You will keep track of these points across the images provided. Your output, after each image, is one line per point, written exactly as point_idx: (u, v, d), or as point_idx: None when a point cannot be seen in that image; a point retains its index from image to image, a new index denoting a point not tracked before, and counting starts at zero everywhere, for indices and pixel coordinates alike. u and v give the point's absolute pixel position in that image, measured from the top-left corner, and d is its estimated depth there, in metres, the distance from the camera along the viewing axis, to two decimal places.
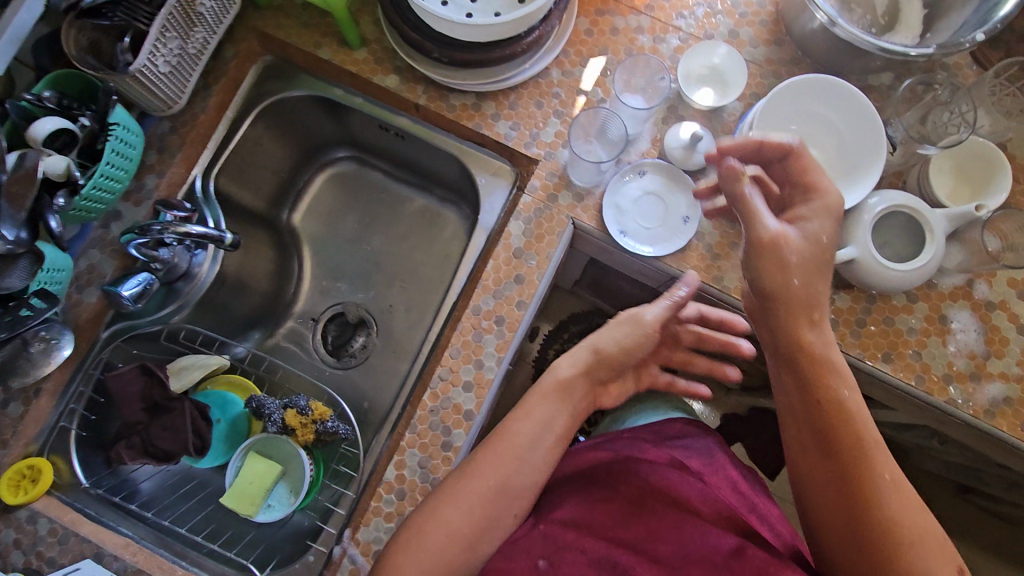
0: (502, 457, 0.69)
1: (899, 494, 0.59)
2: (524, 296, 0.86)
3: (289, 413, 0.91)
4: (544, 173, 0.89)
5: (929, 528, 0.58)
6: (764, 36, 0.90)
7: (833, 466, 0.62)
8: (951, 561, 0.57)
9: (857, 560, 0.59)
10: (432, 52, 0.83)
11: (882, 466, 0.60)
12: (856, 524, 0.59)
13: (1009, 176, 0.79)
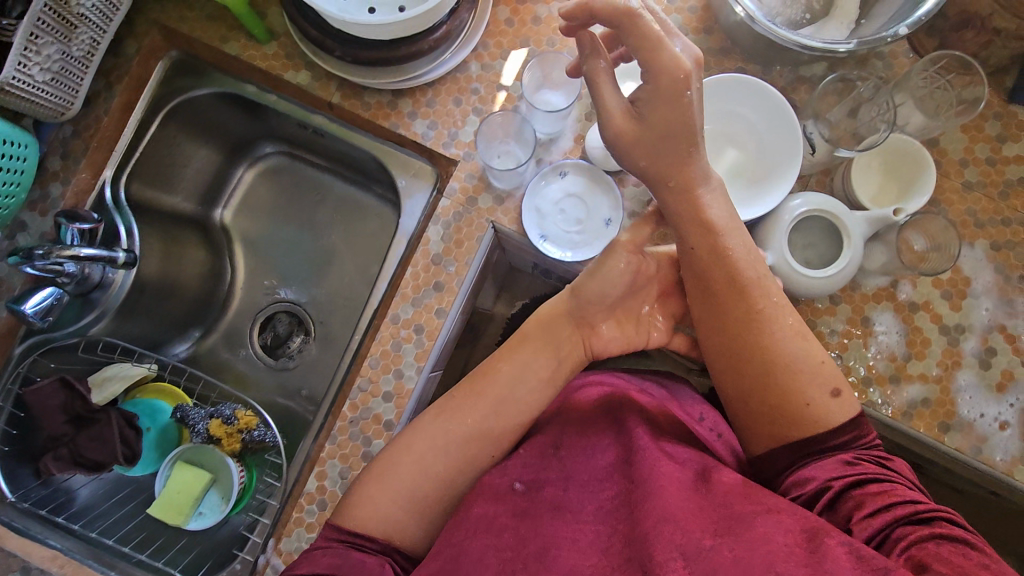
0: (447, 424, 0.69)
1: (786, 341, 0.63)
2: (443, 304, 0.84)
3: (213, 423, 0.90)
4: (464, 175, 0.85)
5: (813, 361, 0.63)
6: (693, 24, 0.85)
7: (734, 351, 0.65)
8: (834, 383, 0.62)
9: (761, 410, 0.64)
10: (334, 50, 0.78)
11: (767, 314, 0.64)
12: (753, 375, 0.64)
13: (933, 174, 0.76)
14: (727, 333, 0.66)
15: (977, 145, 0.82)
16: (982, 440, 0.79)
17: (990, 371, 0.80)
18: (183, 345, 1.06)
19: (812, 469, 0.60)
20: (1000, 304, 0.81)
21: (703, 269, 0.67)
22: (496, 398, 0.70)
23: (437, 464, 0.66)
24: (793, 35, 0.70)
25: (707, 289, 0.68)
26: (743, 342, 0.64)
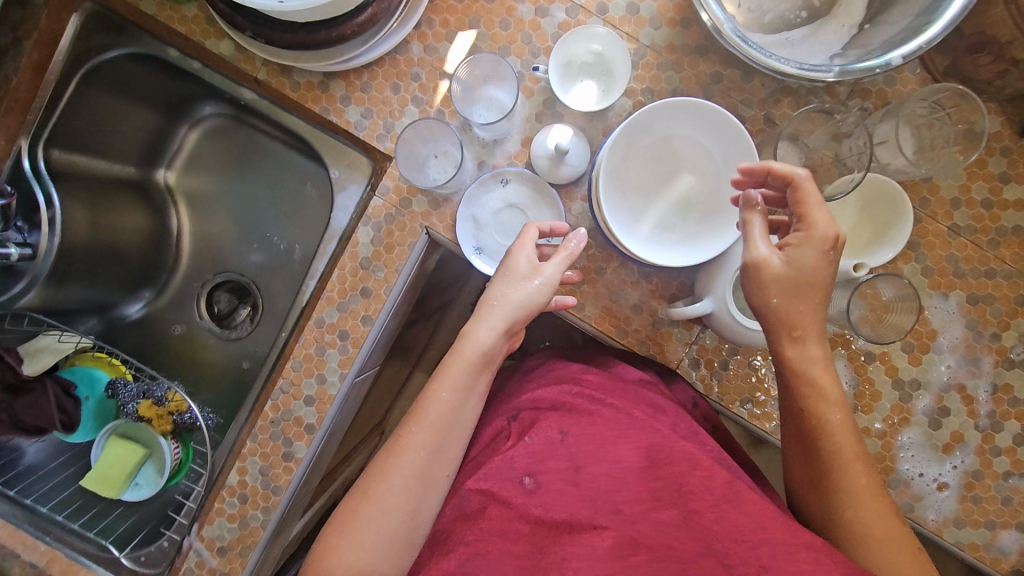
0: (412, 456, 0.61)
1: (869, 492, 0.57)
2: (370, 311, 0.80)
3: (144, 404, 0.94)
4: (398, 173, 0.77)
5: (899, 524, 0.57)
6: (669, 15, 0.73)
7: (813, 480, 0.60)
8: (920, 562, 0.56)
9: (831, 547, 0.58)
10: (245, 30, 0.69)
11: (857, 460, 0.58)
12: (829, 507, 0.58)
13: (910, 223, 0.67)
14: (811, 479, 0.60)
15: (974, 184, 0.71)
16: (915, 498, 0.74)
17: (938, 431, 0.74)
18: (138, 306, 1.05)
19: None
20: (965, 362, 0.73)
21: (795, 398, 0.61)
22: (442, 424, 0.63)
23: (400, 505, 0.60)
24: (763, 56, 0.64)
25: (792, 438, 0.63)
26: (824, 482, 0.59)
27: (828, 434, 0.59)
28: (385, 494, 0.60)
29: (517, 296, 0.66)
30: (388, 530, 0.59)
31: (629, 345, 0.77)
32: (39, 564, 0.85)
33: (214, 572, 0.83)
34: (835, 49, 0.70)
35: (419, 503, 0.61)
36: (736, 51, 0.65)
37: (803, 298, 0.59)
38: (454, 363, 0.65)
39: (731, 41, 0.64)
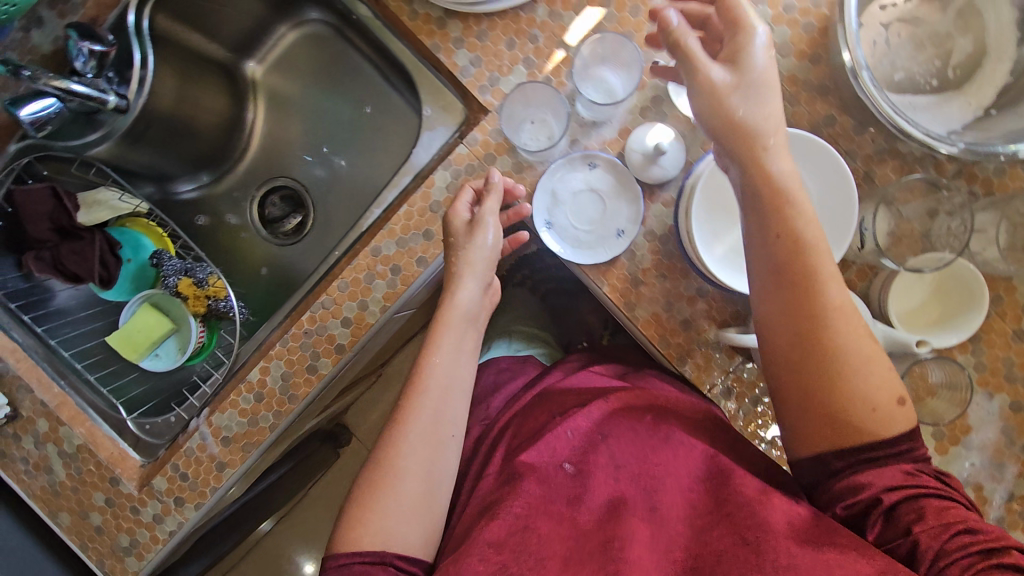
0: (423, 423, 0.65)
1: (846, 324, 0.55)
2: (427, 254, 0.80)
3: (184, 281, 0.94)
4: (491, 128, 0.77)
5: (871, 356, 0.56)
6: (801, 46, 0.73)
7: (794, 325, 0.56)
8: (893, 390, 0.56)
9: (808, 396, 0.56)
10: None
11: (834, 289, 0.56)
12: (809, 350, 0.56)
13: (971, 324, 0.69)
14: (789, 317, 0.57)
15: None
16: None
17: None
18: (192, 186, 1.07)
19: (869, 475, 0.55)
20: (989, 464, 0.73)
21: (776, 249, 0.57)
22: (440, 389, 0.67)
23: (417, 458, 0.63)
24: (894, 113, 0.63)
25: (761, 263, 0.58)
26: (804, 328, 0.56)
27: (806, 256, 0.56)
28: (404, 462, 0.63)
29: (474, 255, 0.73)
30: (412, 498, 0.61)
31: (667, 356, 0.77)
32: (49, 405, 0.87)
33: (214, 458, 0.85)
34: (956, 125, 0.70)
35: (431, 456, 0.64)
36: (866, 99, 0.65)
37: (763, 96, 0.59)
38: (444, 330, 0.71)
39: (867, 92, 0.64)
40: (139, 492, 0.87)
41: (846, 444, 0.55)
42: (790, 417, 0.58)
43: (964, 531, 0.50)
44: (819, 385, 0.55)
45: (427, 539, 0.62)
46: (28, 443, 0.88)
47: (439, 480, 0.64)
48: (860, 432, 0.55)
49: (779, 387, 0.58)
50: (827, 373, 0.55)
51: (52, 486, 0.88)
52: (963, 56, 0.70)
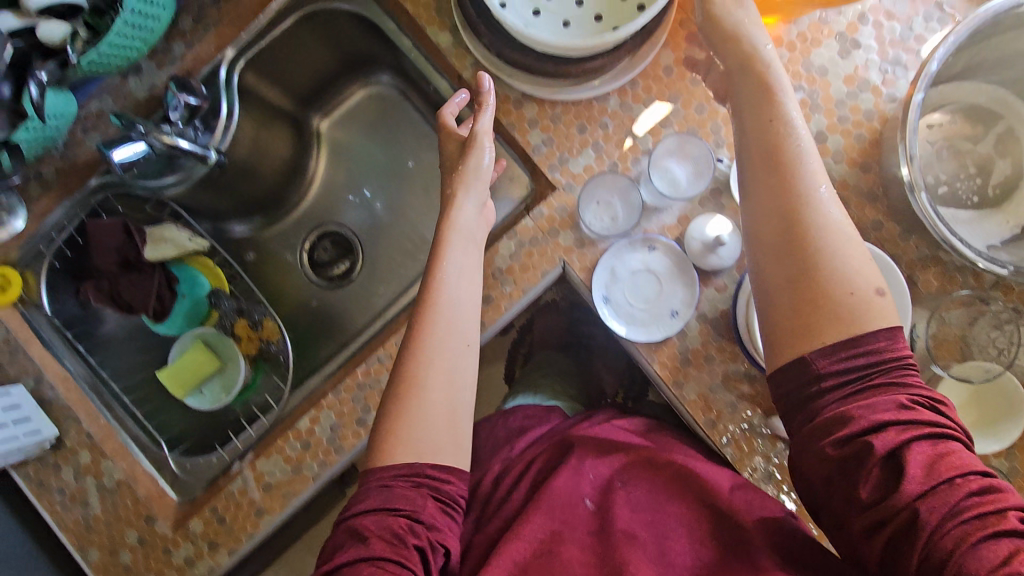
0: (439, 330, 0.68)
1: (826, 214, 0.61)
2: (485, 318, 0.83)
3: (240, 322, 0.98)
4: (556, 205, 0.82)
5: (852, 245, 0.61)
6: (853, 154, 0.79)
7: (779, 209, 0.62)
8: (871, 280, 0.60)
9: (795, 275, 0.60)
10: (484, 36, 0.81)
11: (817, 182, 0.62)
12: (792, 232, 0.61)
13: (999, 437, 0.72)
14: (774, 212, 0.62)
15: None
16: None
17: None
18: (245, 225, 1.10)
19: (863, 408, 0.57)
20: None
21: (765, 140, 0.65)
22: (450, 311, 0.69)
23: (441, 363, 0.67)
24: (952, 237, 0.68)
25: (753, 164, 0.65)
26: (789, 212, 0.61)
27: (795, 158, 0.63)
28: (426, 373, 0.66)
29: (470, 177, 0.78)
30: (435, 405, 0.65)
31: (711, 435, 0.80)
32: (93, 437, 0.88)
33: (254, 503, 0.85)
34: (994, 240, 0.75)
35: (451, 365, 0.67)
36: (927, 221, 0.69)
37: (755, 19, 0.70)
38: (449, 252, 0.73)
39: (926, 213, 0.68)
40: (172, 533, 0.86)
41: (833, 347, 0.58)
42: (769, 311, 0.62)
43: (959, 480, 0.53)
44: (798, 276, 0.60)
45: (458, 456, 0.66)
46: (68, 474, 0.88)
47: (462, 390, 0.68)
48: (838, 322, 0.59)
49: (763, 285, 0.63)
50: (811, 254, 0.60)
51: (85, 520, 0.87)
52: (1002, 177, 0.76)
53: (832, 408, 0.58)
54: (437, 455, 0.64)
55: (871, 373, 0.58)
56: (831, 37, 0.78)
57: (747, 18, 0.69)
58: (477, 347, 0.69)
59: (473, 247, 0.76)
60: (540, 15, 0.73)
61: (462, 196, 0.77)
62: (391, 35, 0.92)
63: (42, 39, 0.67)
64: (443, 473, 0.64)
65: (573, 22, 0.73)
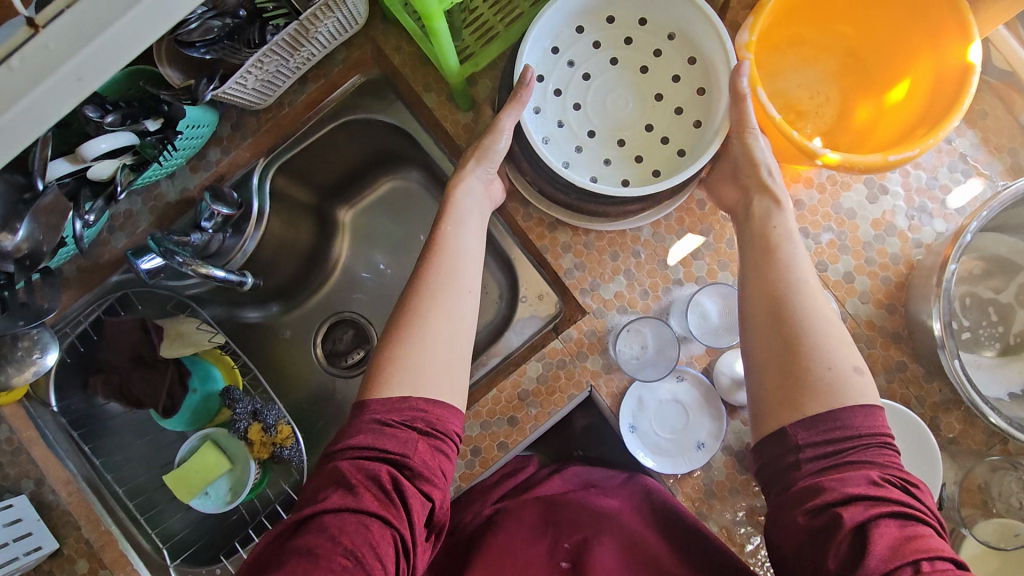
0: (435, 308, 0.66)
1: (809, 296, 0.63)
2: (509, 440, 0.82)
3: (254, 427, 0.93)
4: (585, 328, 0.83)
5: (835, 330, 0.62)
6: (880, 295, 0.80)
7: (766, 286, 0.65)
8: (853, 364, 0.60)
9: (777, 348, 0.61)
10: (527, 172, 0.80)
11: (802, 269, 0.65)
12: (777, 308, 0.63)
13: None
14: (769, 290, 0.64)
15: None
16: None
17: None
18: (260, 312, 1.06)
19: (836, 480, 0.54)
20: None
21: (758, 232, 0.70)
22: (448, 285, 0.68)
23: (439, 326, 0.65)
24: (982, 401, 0.69)
25: (751, 253, 0.69)
26: (774, 290, 0.64)
27: (787, 250, 0.67)
28: (423, 362, 0.63)
29: (484, 148, 0.76)
30: (434, 357, 0.63)
31: None
32: (93, 544, 0.84)
33: None
34: (1016, 388, 0.76)
35: (450, 308, 0.67)
36: (955, 380, 0.71)
37: (773, 137, 0.75)
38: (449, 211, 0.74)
39: (957, 379, 0.70)
40: None
41: (812, 422, 0.57)
42: (757, 379, 0.62)
43: (926, 566, 0.49)
44: (784, 349, 0.61)
45: (454, 388, 0.64)
46: None
47: (458, 345, 0.66)
48: (817, 395, 0.57)
49: (754, 352, 0.63)
50: (795, 331, 0.61)
51: None
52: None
53: (807, 480, 0.55)
54: (432, 387, 0.62)
55: (851, 451, 0.56)
56: (859, 182, 0.82)
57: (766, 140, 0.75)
58: (477, 295, 0.69)
59: (468, 212, 0.75)
60: (581, 152, 0.81)
61: (472, 167, 0.77)
62: (424, 144, 0.94)
63: (91, 176, 0.68)
64: (434, 406, 0.61)
65: (612, 161, 0.81)
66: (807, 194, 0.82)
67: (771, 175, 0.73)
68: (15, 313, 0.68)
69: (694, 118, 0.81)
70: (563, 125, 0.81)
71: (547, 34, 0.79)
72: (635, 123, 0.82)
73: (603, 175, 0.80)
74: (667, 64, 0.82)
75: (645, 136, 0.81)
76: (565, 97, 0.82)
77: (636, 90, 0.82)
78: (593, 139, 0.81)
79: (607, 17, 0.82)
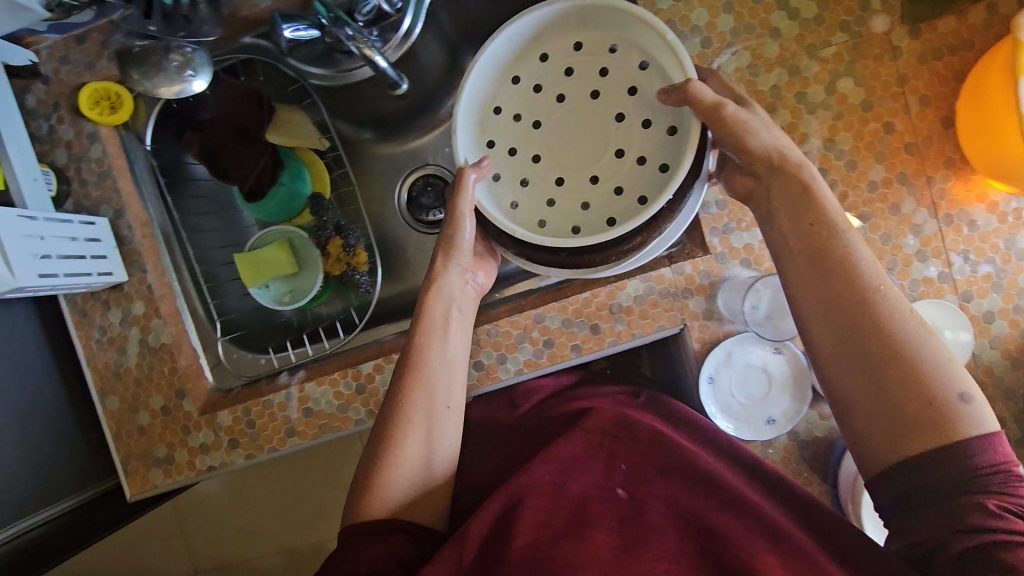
0: (392, 418, 0.68)
1: (887, 322, 0.57)
2: (584, 345, 0.80)
3: (335, 240, 0.90)
4: (700, 268, 0.79)
5: (920, 350, 0.56)
6: (1011, 346, 0.76)
7: (842, 319, 0.58)
8: (949, 386, 0.55)
9: (864, 386, 0.57)
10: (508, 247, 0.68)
11: (873, 284, 0.58)
12: (858, 338, 0.58)
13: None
14: (838, 316, 0.59)
15: None
16: None
17: None
18: (349, 130, 0.95)
19: (964, 513, 0.51)
20: None
21: (815, 240, 0.61)
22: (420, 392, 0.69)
23: (413, 442, 0.67)
24: None
25: (794, 263, 0.62)
26: (850, 319, 0.58)
27: (847, 252, 0.60)
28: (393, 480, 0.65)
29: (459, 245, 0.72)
30: (399, 467, 0.66)
31: None
32: (153, 292, 0.83)
33: (288, 422, 0.82)
34: None
35: (426, 425, 0.68)
36: None
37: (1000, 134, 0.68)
38: (430, 310, 0.71)
39: None
40: (197, 416, 0.83)
41: (920, 488, 0.54)
42: (848, 419, 0.59)
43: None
44: (872, 387, 0.57)
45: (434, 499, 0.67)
46: (115, 316, 0.84)
47: (437, 449, 0.69)
48: (924, 433, 0.54)
49: (842, 390, 0.59)
50: (887, 363, 0.56)
51: (117, 366, 0.84)
52: None
53: (937, 505, 0.53)
54: (408, 505, 0.65)
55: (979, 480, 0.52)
56: None
57: (758, 121, 0.64)
58: (454, 413, 0.69)
59: (453, 320, 0.73)
60: (554, 208, 0.68)
61: (443, 264, 0.73)
62: None
63: None
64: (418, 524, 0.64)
65: (592, 204, 0.67)
66: (985, 219, 0.76)
67: (783, 156, 0.64)
68: (175, 25, 0.72)
69: (667, 124, 0.66)
70: (527, 181, 0.69)
71: (479, 95, 0.69)
72: (604, 154, 0.67)
73: (584, 226, 0.67)
74: (618, 79, 0.68)
75: (619, 165, 0.67)
76: (523, 151, 0.69)
77: (594, 110, 0.68)
78: (563, 185, 0.68)
79: (539, 55, 0.70)
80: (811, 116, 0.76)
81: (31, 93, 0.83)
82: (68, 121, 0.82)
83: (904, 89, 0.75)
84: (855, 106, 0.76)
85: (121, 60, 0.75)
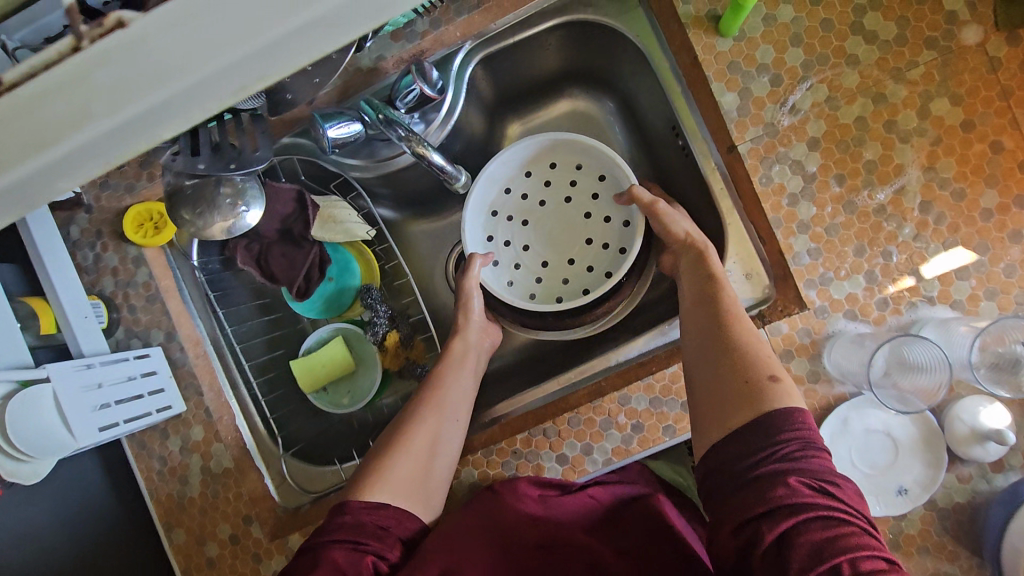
0: (387, 443, 0.69)
1: (737, 327, 0.62)
2: (677, 425, 0.71)
3: (392, 335, 0.86)
4: (800, 326, 0.70)
5: (756, 350, 0.60)
6: None
7: (699, 333, 0.63)
8: (766, 370, 0.57)
9: (706, 375, 0.60)
10: (506, 316, 0.83)
11: (728, 303, 0.64)
12: (710, 340, 0.62)
13: None
14: (706, 324, 0.63)
15: None
16: None
17: None
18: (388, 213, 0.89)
19: (770, 488, 0.49)
20: None
21: (712, 278, 0.67)
22: (439, 413, 0.71)
23: (417, 459, 0.67)
24: None
25: (688, 305, 0.67)
26: (708, 326, 0.63)
27: (727, 292, 0.65)
28: (396, 467, 0.66)
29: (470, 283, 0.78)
30: (397, 471, 0.66)
31: None
32: (211, 415, 0.79)
33: None
34: None
35: (435, 429, 0.69)
36: None
37: None
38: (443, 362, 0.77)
39: None
40: (267, 543, 0.76)
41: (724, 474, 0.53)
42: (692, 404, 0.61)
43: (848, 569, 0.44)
44: (711, 374, 0.60)
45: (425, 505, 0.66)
46: (174, 444, 0.80)
47: (437, 467, 0.68)
48: (744, 413, 0.55)
49: (694, 383, 0.61)
50: (724, 349, 0.60)
51: (180, 497, 0.79)
52: None
53: (743, 490, 0.50)
54: (405, 496, 0.64)
55: (795, 465, 0.50)
56: None
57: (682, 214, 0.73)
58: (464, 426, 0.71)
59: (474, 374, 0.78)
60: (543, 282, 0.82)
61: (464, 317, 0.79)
62: (661, 77, 0.74)
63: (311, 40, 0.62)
64: (406, 513, 0.63)
65: (570, 278, 0.81)
66: None
67: (694, 238, 0.71)
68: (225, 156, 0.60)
69: (622, 219, 0.81)
70: (520, 266, 0.82)
71: (482, 204, 0.81)
72: (576, 241, 0.82)
73: (566, 296, 0.81)
74: (586, 190, 0.82)
75: (589, 250, 0.82)
76: (516, 244, 0.83)
77: (563, 209, 0.83)
78: (547, 269, 0.82)
79: (525, 171, 0.82)
80: (904, 145, 0.68)
81: (76, 224, 0.81)
82: (113, 248, 0.81)
83: (1010, 102, 0.66)
84: (954, 127, 0.67)
85: (169, 198, 0.69)
